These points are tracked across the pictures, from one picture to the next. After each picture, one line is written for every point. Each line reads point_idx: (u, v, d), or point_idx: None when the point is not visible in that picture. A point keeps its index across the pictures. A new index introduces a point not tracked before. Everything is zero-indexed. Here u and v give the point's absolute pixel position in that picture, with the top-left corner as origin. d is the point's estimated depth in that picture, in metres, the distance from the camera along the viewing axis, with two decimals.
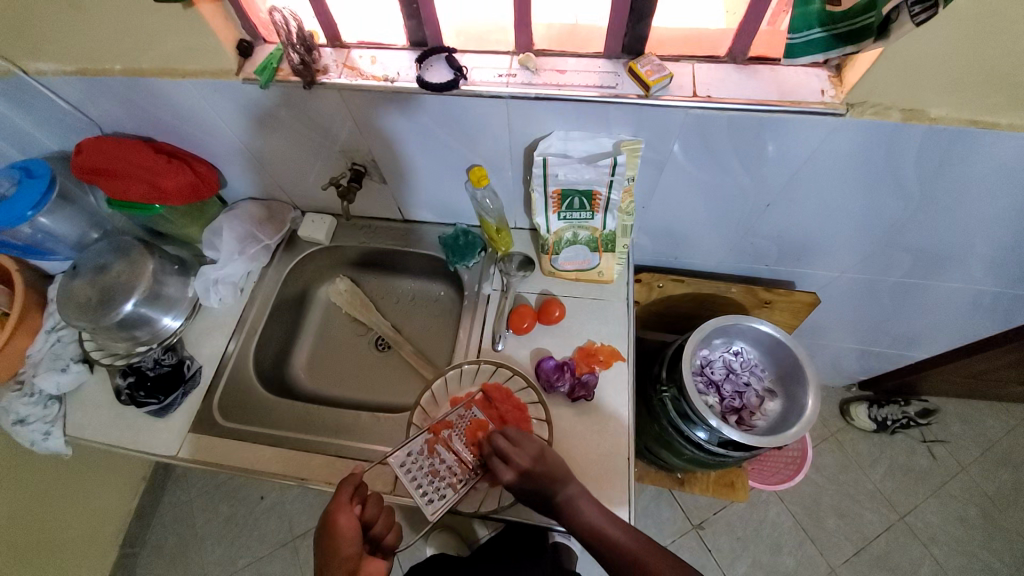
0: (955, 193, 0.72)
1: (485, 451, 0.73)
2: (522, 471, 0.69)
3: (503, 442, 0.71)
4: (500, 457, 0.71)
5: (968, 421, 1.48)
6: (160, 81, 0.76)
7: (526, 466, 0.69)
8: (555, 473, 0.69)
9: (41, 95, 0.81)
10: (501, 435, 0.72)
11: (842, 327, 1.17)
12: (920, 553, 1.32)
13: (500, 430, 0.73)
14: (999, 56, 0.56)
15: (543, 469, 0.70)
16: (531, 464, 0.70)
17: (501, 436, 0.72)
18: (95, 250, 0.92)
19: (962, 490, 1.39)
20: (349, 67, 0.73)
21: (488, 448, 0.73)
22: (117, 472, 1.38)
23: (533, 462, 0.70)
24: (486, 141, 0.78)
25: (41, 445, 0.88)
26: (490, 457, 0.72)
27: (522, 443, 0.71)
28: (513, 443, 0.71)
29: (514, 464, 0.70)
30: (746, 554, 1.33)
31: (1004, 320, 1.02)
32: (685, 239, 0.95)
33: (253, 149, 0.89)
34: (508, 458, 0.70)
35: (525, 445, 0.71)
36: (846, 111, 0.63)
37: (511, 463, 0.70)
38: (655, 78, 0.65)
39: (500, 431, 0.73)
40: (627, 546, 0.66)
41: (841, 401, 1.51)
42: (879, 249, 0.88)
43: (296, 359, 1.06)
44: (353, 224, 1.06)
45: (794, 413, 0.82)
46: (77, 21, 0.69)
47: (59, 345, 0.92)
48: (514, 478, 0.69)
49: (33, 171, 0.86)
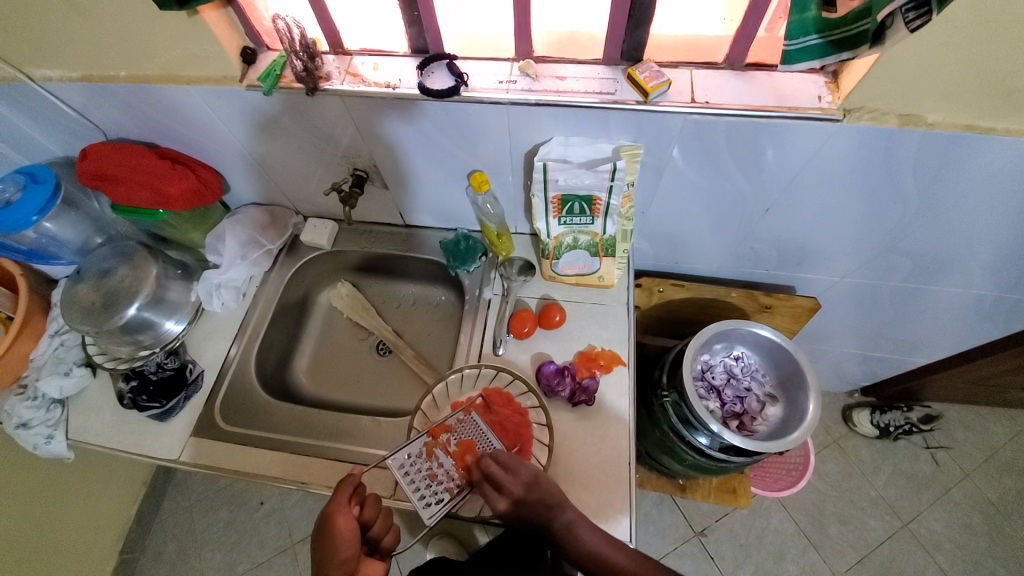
0: (954, 198, 0.73)
1: (475, 476, 0.72)
2: (515, 498, 0.69)
3: (494, 469, 0.70)
4: (492, 485, 0.70)
5: (972, 427, 1.47)
6: (164, 88, 0.77)
7: (519, 494, 0.68)
8: (550, 499, 0.68)
9: (47, 101, 0.82)
10: (492, 459, 0.71)
11: (843, 332, 1.17)
12: (924, 560, 1.31)
13: (490, 454, 0.72)
14: (994, 61, 0.56)
15: (535, 495, 0.69)
16: (524, 492, 0.69)
17: (492, 462, 0.70)
18: (98, 255, 0.92)
19: (966, 497, 1.38)
20: (351, 74, 0.74)
21: (477, 472, 0.71)
22: (118, 477, 1.37)
23: (527, 489, 0.69)
24: (487, 146, 0.79)
25: (42, 449, 0.88)
26: (481, 482, 0.71)
27: (516, 470, 0.70)
28: (505, 469, 0.70)
29: (507, 492, 0.69)
30: (749, 561, 1.32)
31: (1006, 325, 1.02)
32: (685, 244, 0.95)
33: (256, 155, 0.90)
34: (501, 486, 0.69)
35: (518, 472, 0.70)
36: (843, 116, 0.64)
37: (505, 492, 0.69)
38: (653, 84, 0.65)
39: (492, 455, 0.71)
40: (624, 568, 0.65)
41: (843, 407, 1.50)
42: (879, 253, 0.88)
43: (298, 363, 1.06)
44: (354, 229, 1.07)
45: (795, 418, 0.82)
46: (83, 29, 0.70)
47: (62, 349, 0.92)
48: (508, 506, 0.69)
49: (39, 177, 0.87)
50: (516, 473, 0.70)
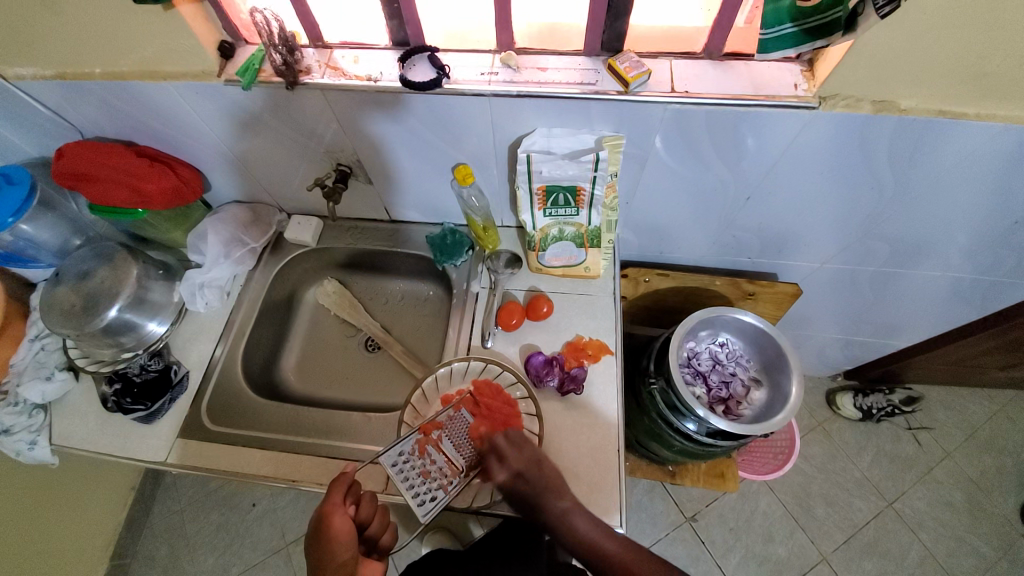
0: (929, 182, 0.75)
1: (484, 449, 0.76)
2: (514, 471, 0.73)
3: (502, 441, 0.75)
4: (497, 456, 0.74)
5: (950, 407, 1.51)
6: (141, 85, 0.76)
7: (520, 468, 0.72)
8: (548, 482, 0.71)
9: (20, 100, 0.80)
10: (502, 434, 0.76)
11: (825, 317, 1.20)
12: (908, 538, 1.35)
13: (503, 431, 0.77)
14: (961, 48, 0.58)
15: (537, 474, 0.72)
16: (525, 467, 0.73)
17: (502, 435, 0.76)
18: (77, 257, 0.91)
19: (946, 475, 1.42)
20: (332, 68, 0.73)
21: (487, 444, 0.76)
22: (105, 483, 1.35)
23: (528, 466, 0.73)
24: (471, 139, 0.79)
25: (26, 455, 0.86)
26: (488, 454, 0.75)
27: (521, 447, 0.74)
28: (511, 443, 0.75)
29: (508, 465, 0.73)
30: (739, 544, 1.35)
31: (981, 306, 1.05)
32: (670, 234, 0.96)
33: (237, 152, 0.89)
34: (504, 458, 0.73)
35: (525, 448, 0.74)
36: (819, 103, 0.65)
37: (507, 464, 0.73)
38: (634, 74, 0.66)
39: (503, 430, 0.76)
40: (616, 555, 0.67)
41: (827, 391, 1.54)
42: (858, 239, 0.90)
43: (286, 362, 1.05)
44: (339, 225, 1.06)
45: (779, 400, 0.84)
46: (56, 26, 0.69)
47: (42, 353, 0.91)
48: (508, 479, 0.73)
49: (13, 177, 0.85)
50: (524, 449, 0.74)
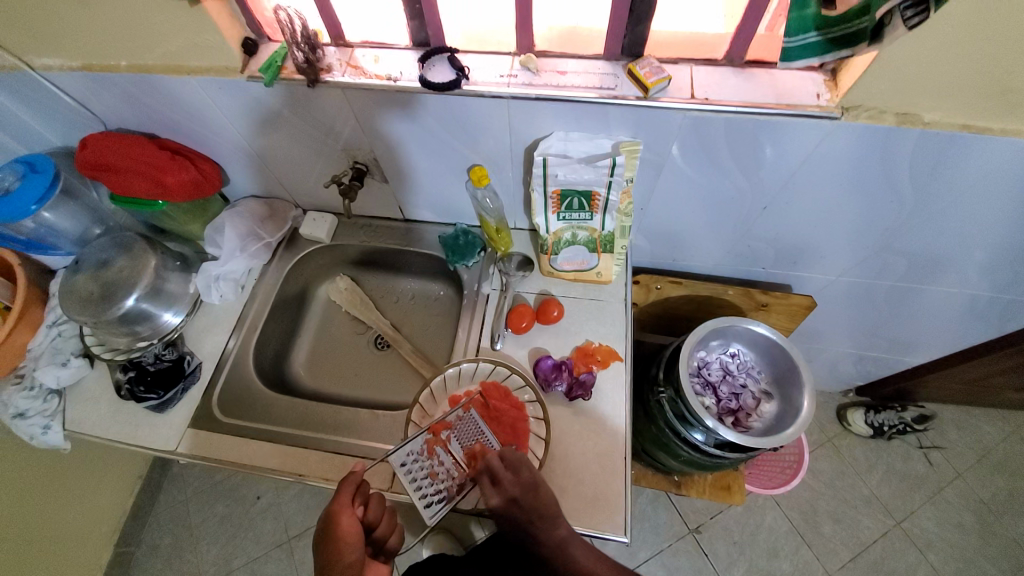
0: (949, 198, 0.73)
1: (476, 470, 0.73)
2: (509, 497, 0.70)
3: (497, 465, 0.71)
4: (490, 478, 0.72)
5: (965, 427, 1.49)
6: (165, 79, 0.77)
7: (514, 494, 0.70)
8: (542, 511, 0.69)
9: (47, 90, 0.82)
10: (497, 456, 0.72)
11: (839, 330, 1.18)
12: (916, 559, 1.32)
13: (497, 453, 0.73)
14: (991, 61, 0.57)
15: (531, 500, 0.70)
16: (519, 493, 0.70)
17: (496, 458, 0.72)
18: (97, 246, 0.92)
19: (958, 496, 1.39)
20: (352, 66, 0.74)
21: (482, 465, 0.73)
22: (114, 470, 1.37)
23: (523, 492, 0.70)
24: (487, 140, 0.79)
25: (40, 439, 0.88)
26: (481, 475, 0.72)
27: (518, 470, 0.71)
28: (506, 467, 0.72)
29: (503, 489, 0.71)
30: (742, 558, 1.33)
31: (1000, 325, 1.03)
32: (684, 242, 0.96)
33: (257, 148, 0.90)
34: (498, 482, 0.71)
35: (521, 473, 0.71)
36: (841, 114, 0.65)
37: (500, 488, 0.71)
38: (654, 79, 0.65)
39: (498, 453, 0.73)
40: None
41: (838, 406, 1.52)
42: (875, 252, 0.89)
43: (295, 357, 1.06)
44: (353, 223, 1.07)
45: (790, 413, 0.83)
46: (86, 20, 0.70)
47: (59, 340, 0.92)
48: (500, 503, 0.71)
49: (38, 166, 0.87)
50: (505, 482, 0.71)
